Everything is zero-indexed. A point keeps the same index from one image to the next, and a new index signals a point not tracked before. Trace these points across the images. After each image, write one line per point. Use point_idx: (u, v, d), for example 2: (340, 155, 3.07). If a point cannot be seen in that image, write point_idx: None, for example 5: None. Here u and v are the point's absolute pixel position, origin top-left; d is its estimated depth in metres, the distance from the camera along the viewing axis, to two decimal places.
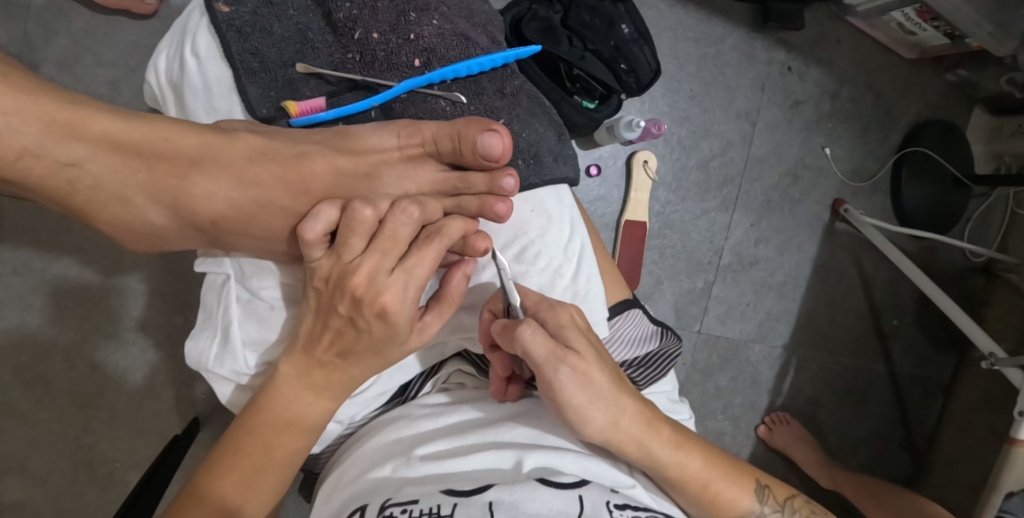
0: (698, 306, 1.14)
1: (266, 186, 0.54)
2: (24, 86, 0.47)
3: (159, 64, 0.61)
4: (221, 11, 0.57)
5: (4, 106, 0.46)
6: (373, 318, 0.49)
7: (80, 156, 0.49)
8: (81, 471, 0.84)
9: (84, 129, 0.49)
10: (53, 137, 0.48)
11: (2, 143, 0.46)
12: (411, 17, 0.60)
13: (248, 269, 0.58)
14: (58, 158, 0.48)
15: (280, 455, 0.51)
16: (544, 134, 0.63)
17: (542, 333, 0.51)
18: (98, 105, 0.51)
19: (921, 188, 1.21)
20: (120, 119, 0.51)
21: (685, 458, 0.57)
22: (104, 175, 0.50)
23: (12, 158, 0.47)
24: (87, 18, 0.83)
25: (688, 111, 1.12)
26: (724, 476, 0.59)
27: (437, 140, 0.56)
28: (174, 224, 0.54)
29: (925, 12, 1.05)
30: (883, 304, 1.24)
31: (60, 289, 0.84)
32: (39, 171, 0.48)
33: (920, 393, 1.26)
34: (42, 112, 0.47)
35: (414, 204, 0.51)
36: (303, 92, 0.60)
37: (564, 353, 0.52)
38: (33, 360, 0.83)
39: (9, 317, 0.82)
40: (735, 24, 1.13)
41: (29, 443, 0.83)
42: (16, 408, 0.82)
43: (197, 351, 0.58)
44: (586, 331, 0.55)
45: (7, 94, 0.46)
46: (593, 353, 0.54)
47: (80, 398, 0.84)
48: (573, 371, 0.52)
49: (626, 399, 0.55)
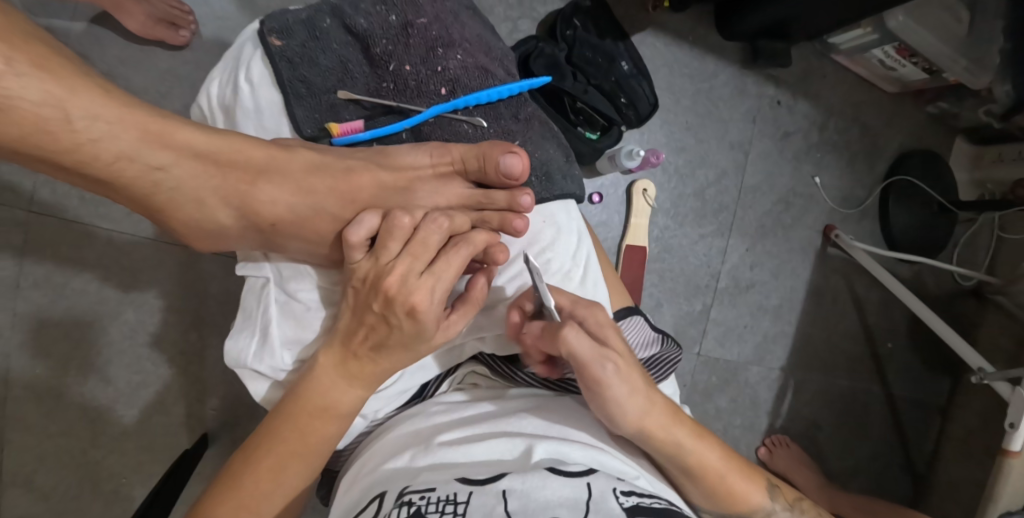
0: (697, 328, 1.18)
1: (320, 195, 0.59)
2: (123, 100, 0.52)
3: (212, 89, 0.67)
4: (274, 45, 0.64)
5: (107, 116, 0.50)
6: (403, 316, 0.52)
7: (166, 161, 0.53)
8: (87, 488, 0.87)
9: (171, 139, 0.53)
10: (145, 144, 0.52)
11: (101, 147, 0.50)
12: (439, 52, 0.66)
13: (287, 272, 0.63)
14: (148, 162, 0.52)
15: (314, 440, 0.55)
16: (554, 155, 0.69)
17: (585, 336, 0.55)
18: (181, 119, 0.55)
19: (909, 214, 1.27)
20: (201, 132, 0.55)
21: (705, 448, 0.60)
22: (185, 180, 0.54)
23: (109, 161, 0.51)
24: (121, 48, 0.90)
25: (684, 141, 1.18)
26: (739, 470, 0.62)
27: (465, 159, 0.62)
28: (238, 224, 0.58)
29: (903, 49, 1.12)
30: (877, 327, 1.29)
31: (76, 302, 0.87)
32: (130, 173, 0.52)
33: (917, 414, 1.30)
34: (138, 124, 0.52)
35: (443, 215, 0.57)
36: (343, 115, 0.66)
37: (605, 352, 0.56)
38: (48, 374, 0.86)
39: (14, 331, 0.85)
40: (726, 61, 1.20)
41: (37, 458, 0.85)
42: (26, 422, 0.85)
43: (236, 349, 0.61)
44: (617, 330, 0.60)
45: (107, 105, 0.51)
46: (625, 349, 0.58)
47: (90, 415, 0.87)
48: (616, 370, 0.56)
49: (656, 394, 0.58)
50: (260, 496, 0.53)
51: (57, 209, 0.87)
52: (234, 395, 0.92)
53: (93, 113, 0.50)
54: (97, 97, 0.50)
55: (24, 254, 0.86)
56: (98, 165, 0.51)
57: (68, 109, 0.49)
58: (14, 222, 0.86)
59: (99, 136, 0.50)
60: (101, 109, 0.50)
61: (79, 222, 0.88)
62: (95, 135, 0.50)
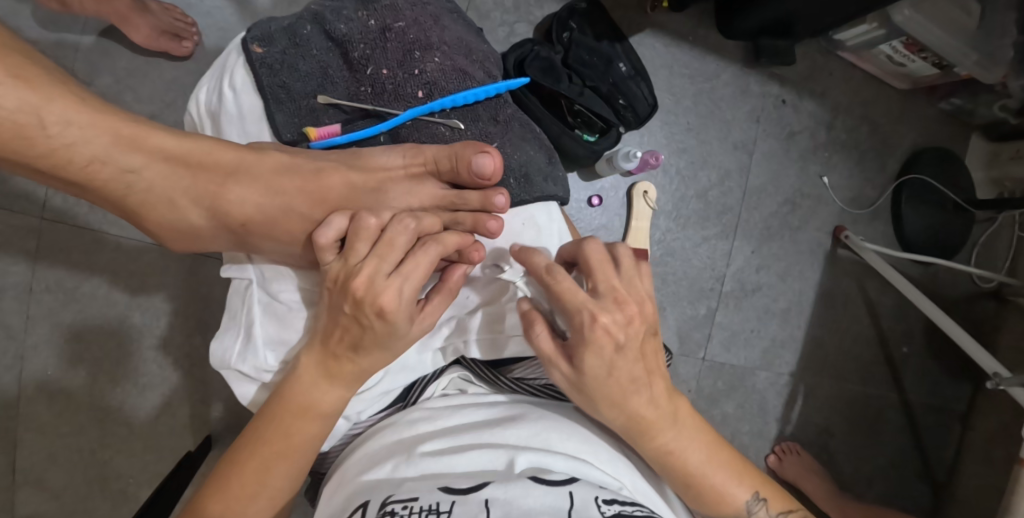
0: (702, 333, 1.16)
1: (288, 195, 0.60)
2: (94, 106, 0.53)
3: (201, 96, 0.68)
4: (255, 51, 0.64)
5: (79, 121, 0.52)
6: (373, 317, 0.52)
7: (137, 164, 0.54)
8: (96, 485, 0.88)
9: (144, 143, 0.55)
10: (118, 148, 0.53)
11: (76, 151, 0.52)
12: (416, 55, 0.66)
13: (270, 274, 0.64)
14: (120, 165, 0.54)
15: (298, 441, 0.55)
16: (534, 156, 0.69)
17: (542, 340, 0.55)
18: (153, 123, 0.57)
19: (923, 214, 1.24)
20: (172, 135, 0.56)
21: (691, 450, 0.58)
22: (156, 182, 0.56)
23: (82, 164, 0.53)
24: (129, 59, 0.92)
25: (686, 143, 1.17)
26: (726, 472, 0.60)
27: (437, 160, 0.63)
28: (209, 225, 0.59)
29: (911, 44, 1.10)
30: (892, 331, 1.26)
31: (88, 305, 0.89)
32: (104, 176, 0.54)
33: (936, 422, 1.26)
34: (110, 128, 0.53)
35: (410, 217, 0.56)
36: (322, 119, 0.66)
37: (559, 361, 0.56)
38: (61, 374, 0.88)
39: (37, 331, 0.88)
40: (728, 61, 1.19)
41: (48, 456, 0.87)
42: (39, 420, 0.87)
43: (222, 349, 0.63)
44: (613, 350, 0.54)
45: (82, 112, 0.52)
46: (599, 371, 0.54)
47: (99, 412, 0.89)
48: (564, 377, 0.56)
49: (630, 406, 0.56)
50: (245, 498, 0.54)
51: (69, 217, 0.90)
52: (235, 400, 0.93)
53: (66, 119, 0.51)
54: (68, 103, 0.51)
55: (37, 259, 0.89)
56: (72, 169, 0.53)
57: (43, 115, 0.50)
58: (27, 229, 0.88)
59: (73, 140, 0.52)
60: (74, 114, 0.51)
61: (89, 228, 0.90)
62: (67, 140, 0.51)
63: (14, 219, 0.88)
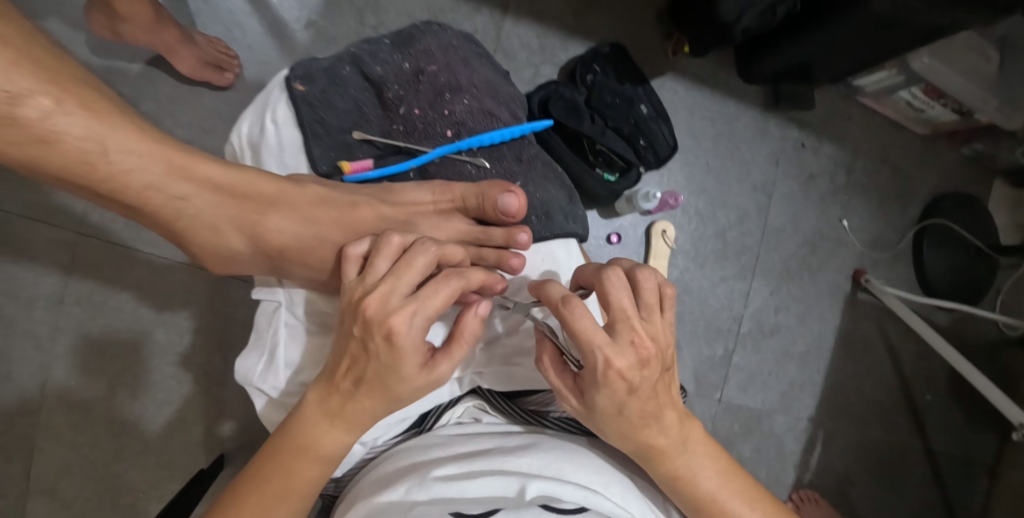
0: (719, 374, 1.16)
1: (323, 225, 0.63)
2: (154, 137, 0.57)
3: (242, 127, 0.70)
4: (297, 89, 0.68)
5: (140, 150, 0.55)
6: (380, 338, 0.53)
7: (188, 192, 0.57)
8: (108, 499, 0.90)
9: (195, 172, 0.58)
10: (172, 177, 0.57)
11: (133, 177, 0.55)
12: (447, 97, 0.70)
13: (297, 298, 0.66)
14: (172, 193, 0.57)
15: (301, 480, 0.56)
16: (556, 195, 0.72)
17: (561, 377, 0.56)
18: (204, 154, 0.60)
19: (944, 258, 1.23)
20: (226, 168, 0.60)
21: (705, 476, 0.59)
22: (206, 207, 0.59)
23: (138, 190, 0.56)
24: (172, 87, 0.97)
25: (705, 184, 1.19)
26: (740, 494, 0.60)
27: (464, 197, 0.67)
28: (251, 249, 0.62)
29: (931, 90, 1.11)
30: (913, 377, 1.24)
31: (113, 320, 0.93)
32: (156, 202, 0.57)
33: (959, 472, 1.22)
34: (164, 157, 0.56)
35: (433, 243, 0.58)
36: (357, 154, 0.70)
37: (573, 396, 0.56)
38: (80, 385, 0.91)
39: (61, 342, 0.91)
40: (748, 104, 1.21)
41: (62, 466, 0.89)
42: (56, 427, 0.89)
43: (244, 368, 0.65)
44: (627, 394, 0.54)
45: (142, 142, 0.55)
46: (610, 409, 0.55)
47: (118, 427, 0.91)
48: (576, 409, 0.57)
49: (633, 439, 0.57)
50: None
51: (104, 233, 0.94)
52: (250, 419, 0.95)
53: (127, 147, 0.54)
54: (129, 133, 0.55)
55: (72, 271, 0.92)
56: (128, 193, 0.56)
57: (107, 143, 0.53)
58: (66, 243, 0.92)
59: (130, 167, 0.55)
60: (135, 144, 0.55)
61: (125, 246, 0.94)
62: (126, 167, 0.55)
63: (54, 234, 0.92)
